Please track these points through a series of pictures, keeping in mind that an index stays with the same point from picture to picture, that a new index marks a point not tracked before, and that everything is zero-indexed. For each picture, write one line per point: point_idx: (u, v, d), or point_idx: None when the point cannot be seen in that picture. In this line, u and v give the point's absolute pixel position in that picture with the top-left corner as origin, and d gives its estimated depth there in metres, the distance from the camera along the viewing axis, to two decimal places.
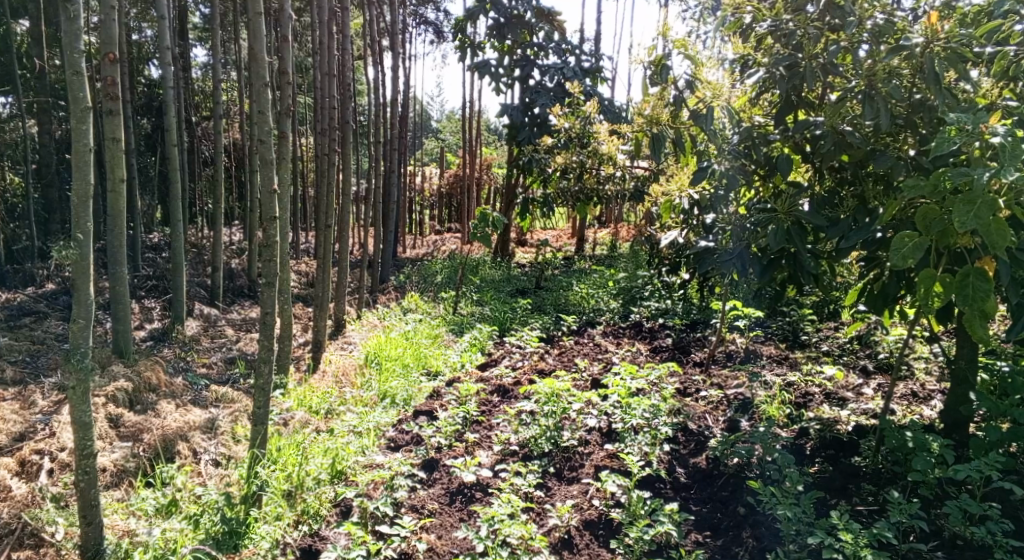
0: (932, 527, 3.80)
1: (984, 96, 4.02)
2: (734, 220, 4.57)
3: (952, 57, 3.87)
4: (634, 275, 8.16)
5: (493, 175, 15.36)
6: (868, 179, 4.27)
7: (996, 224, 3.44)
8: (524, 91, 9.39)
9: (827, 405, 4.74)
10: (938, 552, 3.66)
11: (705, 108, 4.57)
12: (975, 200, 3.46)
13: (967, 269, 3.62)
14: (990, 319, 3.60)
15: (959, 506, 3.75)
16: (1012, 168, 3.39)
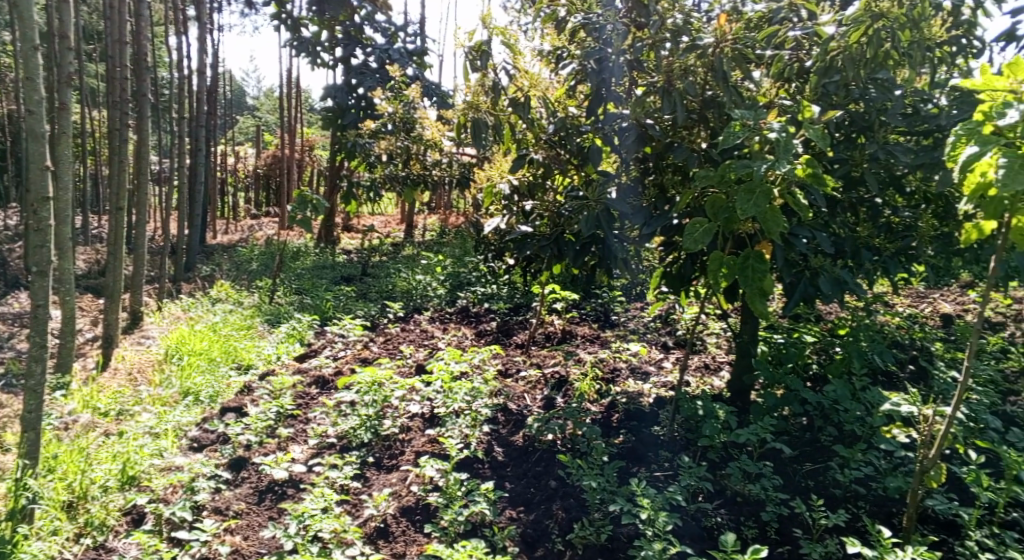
0: (716, 487, 4.13)
1: (765, 94, 4.39)
2: (551, 206, 4.79)
3: (738, 57, 4.17)
4: (463, 261, 8.06)
5: (317, 156, 14.61)
6: (668, 170, 4.47)
7: (771, 212, 3.81)
8: (346, 71, 9.02)
9: (632, 379, 5.05)
10: (720, 509, 3.98)
11: (523, 98, 4.72)
12: (753, 190, 3.80)
13: (748, 252, 3.99)
14: (768, 296, 3.99)
15: (740, 466, 4.09)
16: (785, 160, 3.71)
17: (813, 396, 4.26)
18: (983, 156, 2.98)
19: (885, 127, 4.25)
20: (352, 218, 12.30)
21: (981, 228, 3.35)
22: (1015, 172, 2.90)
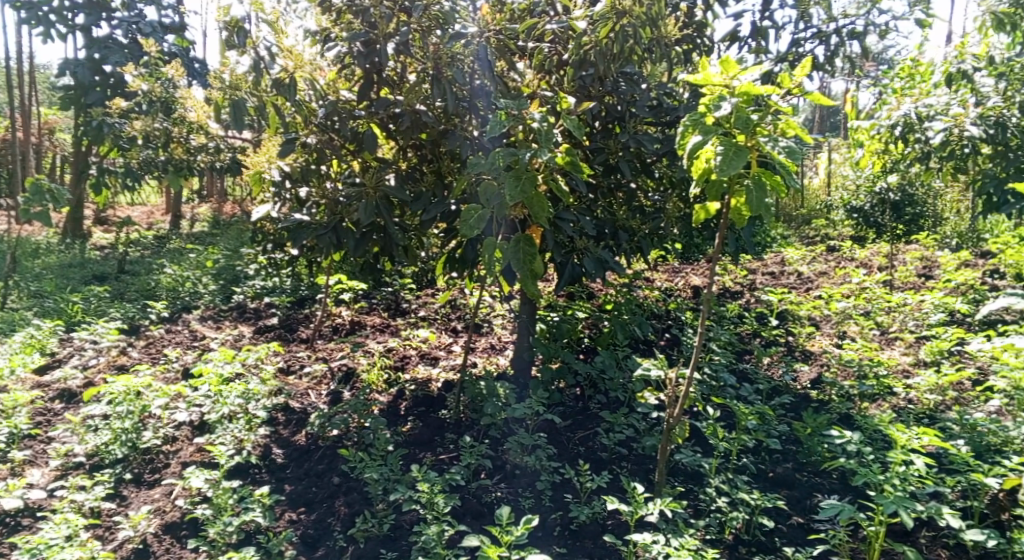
0: (495, 463, 3.33)
1: (528, 86, 3.92)
2: (327, 192, 4.11)
3: (502, 47, 3.86)
4: (237, 253, 7.33)
5: (58, 138, 12.77)
6: (444, 156, 4.09)
7: (537, 197, 3.43)
8: (88, 43, 7.68)
9: (423, 365, 4.42)
10: (500, 484, 3.21)
11: (287, 80, 3.89)
12: (519, 175, 3.41)
13: (517, 235, 3.68)
14: (540, 278, 3.72)
15: (509, 422, 3.68)
16: (548, 148, 3.39)
17: (583, 367, 3.91)
18: (706, 146, 2.75)
19: (635, 118, 4.01)
20: (107, 209, 10.87)
21: (706, 211, 3.08)
22: (731, 159, 2.67)
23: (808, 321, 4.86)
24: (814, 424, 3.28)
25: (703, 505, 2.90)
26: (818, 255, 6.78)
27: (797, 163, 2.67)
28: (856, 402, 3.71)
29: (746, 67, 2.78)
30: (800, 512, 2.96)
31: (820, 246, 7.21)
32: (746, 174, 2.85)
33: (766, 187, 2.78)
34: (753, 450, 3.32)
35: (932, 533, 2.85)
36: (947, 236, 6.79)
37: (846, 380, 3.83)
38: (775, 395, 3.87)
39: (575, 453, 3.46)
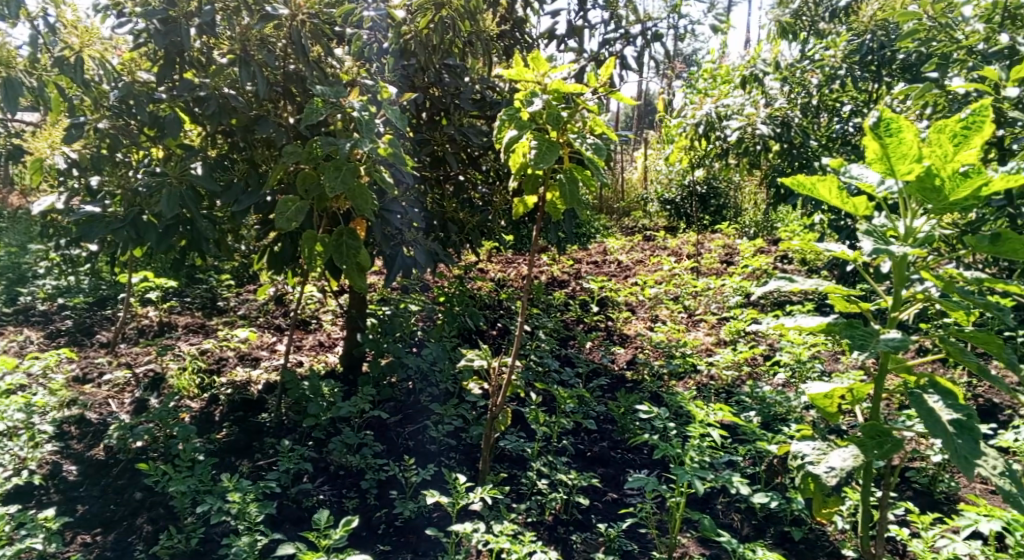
0: (317, 464, 3.22)
1: (347, 73, 3.61)
2: (123, 182, 3.57)
3: (317, 32, 3.45)
4: (24, 250, 6.61)
5: None
6: (259, 144, 3.62)
7: (360, 188, 3.18)
8: None
9: (241, 367, 4.13)
10: (323, 488, 3.10)
11: (70, 57, 3.38)
12: (340, 165, 3.14)
13: (341, 228, 3.35)
14: (367, 273, 3.41)
15: (333, 421, 3.55)
16: (370, 139, 3.12)
17: (413, 361, 3.62)
18: (522, 140, 2.76)
19: (460, 110, 4.00)
20: None
21: (525, 205, 3.12)
22: (544, 153, 2.72)
23: (625, 306, 5.09)
24: (628, 403, 3.43)
25: (524, 489, 2.93)
26: (635, 244, 7.10)
27: (605, 159, 2.75)
28: (665, 381, 3.91)
29: (555, 65, 2.83)
30: (615, 488, 3.05)
31: (637, 235, 7.56)
32: (561, 168, 2.92)
33: (578, 181, 2.87)
34: (572, 432, 3.41)
35: (726, 498, 2.94)
36: (745, 223, 7.35)
37: (656, 361, 4.04)
38: (594, 378, 3.99)
39: (401, 448, 3.38)
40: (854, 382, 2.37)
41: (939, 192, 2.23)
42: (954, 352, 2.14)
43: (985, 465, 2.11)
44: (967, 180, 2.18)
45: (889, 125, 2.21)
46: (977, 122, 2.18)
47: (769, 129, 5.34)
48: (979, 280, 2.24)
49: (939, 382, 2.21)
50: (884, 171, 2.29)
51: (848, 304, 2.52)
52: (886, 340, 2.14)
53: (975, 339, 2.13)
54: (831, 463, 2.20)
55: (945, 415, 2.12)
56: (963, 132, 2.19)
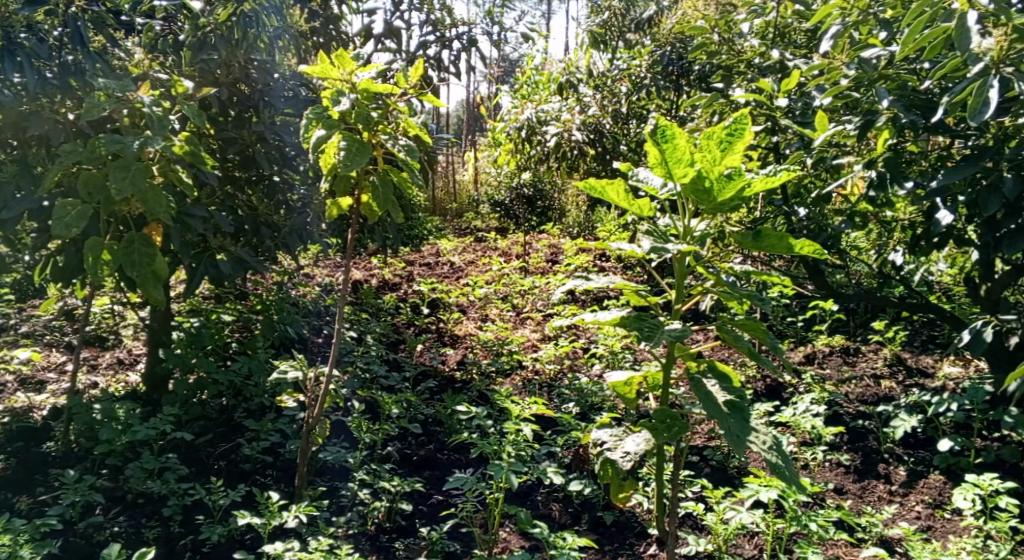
0: (110, 494, 2.97)
1: (136, 66, 3.38)
2: None
3: (99, 20, 3.17)
4: None
5: None
6: (31, 145, 3.29)
7: (152, 190, 2.96)
8: None
9: (24, 393, 3.75)
10: (118, 519, 2.86)
11: None
12: (129, 165, 2.91)
13: (132, 234, 3.09)
14: (163, 283, 3.18)
15: (135, 445, 3.29)
16: (162, 136, 2.92)
17: (222, 375, 3.41)
18: (331, 140, 2.64)
19: (271, 109, 3.77)
20: None
21: (338, 207, 2.99)
22: (355, 155, 2.61)
23: (456, 307, 5.06)
24: (452, 403, 3.43)
25: (343, 501, 2.84)
26: (466, 245, 7.12)
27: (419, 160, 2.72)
28: (493, 379, 3.92)
29: (362, 64, 2.76)
30: (439, 490, 3.02)
31: (468, 237, 7.56)
32: (375, 170, 2.85)
33: (393, 182, 2.82)
34: (398, 437, 3.35)
35: (548, 489, 2.98)
36: (570, 225, 7.53)
37: (485, 359, 4.05)
38: (422, 380, 3.94)
39: (211, 469, 3.19)
40: (648, 371, 2.42)
41: (708, 193, 2.29)
42: (727, 340, 2.31)
43: (757, 442, 2.17)
44: (732, 182, 2.25)
45: (664, 131, 2.25)
46: (739, 129, 2.25)
47: (583, 135, 5.63)
48: (746, 274, 2.33)
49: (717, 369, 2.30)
50: (662, 173, 2.34)
51: (637, 296, 2.59)
52: (669, 331, 2.23)
53: (743, 326, 2.30)
54: (626, 448, 2.23)
55: (720, 397, 2.21)
56: (728, 138, 2.26)
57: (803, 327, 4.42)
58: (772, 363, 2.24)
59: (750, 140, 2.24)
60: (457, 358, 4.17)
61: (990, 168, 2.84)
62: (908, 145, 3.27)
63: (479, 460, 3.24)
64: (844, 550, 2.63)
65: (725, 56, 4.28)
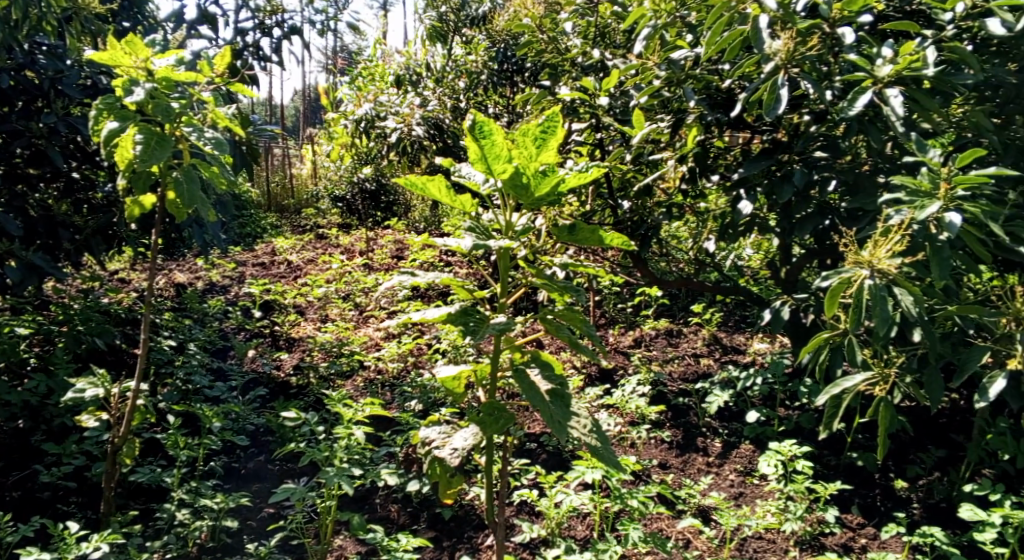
0: None
1: None
2: None
3: None
4: None
5: None
6: None
7: None
8: None
9: None
10: None
11: None
12: None
13: None
14: None
15: None
16: None
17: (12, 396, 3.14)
18: (125, 133, 2.50)
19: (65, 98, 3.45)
20: None
21: (140, 206, 2.78)
22: (153, 150, 2.47)
23: (292, 308, 4.88)
24: (282, 410, 3.32)
25: (158, 524, 2.69)
26: (305, 243, 6.89)
27: (227, 153, 2.58)
28: (330, 383, 3.80)
29: (159, 52, 2.65)
30: (267, 502, 2.95)
31: (307, 233, 7.31)
32: (179, 165, 2.68)
33: (199, 177, 2.64)
34: (224, 451, 3.23)
35: (385, 490, 2.95)
36: (413, 218, 7.45)
37: (322, 363, 3.92)
38: (250, 389, 3.78)
39: (3, 501, 2.94)
40: (477, 363, 2.27)
41: (527, 188, 2.25)
42: (552, 331, 2.30)
43: (578, 426, 2.13)
44: (547, 178, 2.22)
45: (482, 127, 2.16)
46: (553, 126, 2.21)
47: (425, 129, 5.34)
48: (567, 266, 2.37)
49: (540, 356, 2.21)
50: (481, 169, 2.27)
51: (466, 289, 2.37)
52: (493, 324, 2.13)
53: (563, 318, 2.29)
54: (454, 444, 2.16)
55: (543, 386, 2.12)
56: (542, 135, 2.21)
57: (633, 312, 4.62)
58: (592, 349, 2.23)
59: (564, 137, 2.21)
60: (292, 363, 4.05)
61: (783, 160, 3.08)
62: (715, 140, 3.48)
63: (311, 465, 3.19)
64: (665, 522, 2.71)
65: (550, 54, 4.24)
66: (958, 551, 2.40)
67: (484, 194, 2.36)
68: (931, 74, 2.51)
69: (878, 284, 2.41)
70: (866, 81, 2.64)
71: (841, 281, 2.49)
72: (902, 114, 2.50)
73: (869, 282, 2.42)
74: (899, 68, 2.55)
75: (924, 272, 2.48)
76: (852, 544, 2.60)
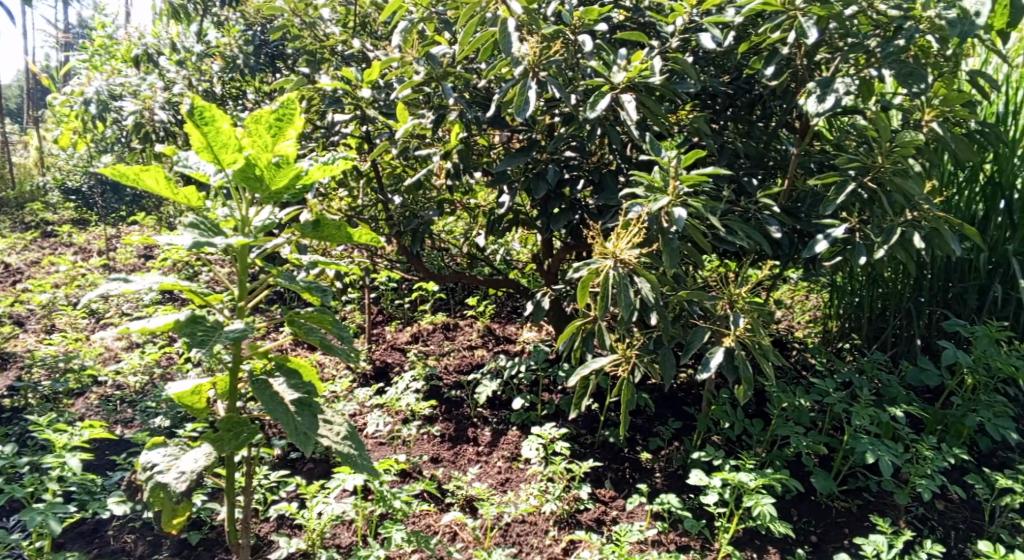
0: None
1: None
2: None
3: None
4: None
5: None
6: None
7: None
8: None
9: None
10: None
11: None
12: None
13: None
14: None
15: None
16: None
17: None
18: None
19: None
20: None
21: None
22: None
23: (9, 318, 4.27)
24: None
25: None
26: (33, 243, 6.04)
27: None
28: (57, 401, 3.34)
29: None
30: None
31: (33, 230, 6.40)
32: None
33: None
34: None
35: (117, 520, 2.62)
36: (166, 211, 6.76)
37: (44, 380, 3.44)
38: None
39: None
40: (216, 375, 2.16)
41: (260, 181, 2.10)
42: (299, 333, 2.17)
43: (329, 432, 2.12)
44: (282, 170, 2.09)
45: (203, 114, 2.01)
46: (288, 115, 2.08)
47: (169, 115, 4.58)
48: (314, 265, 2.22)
49: (284, 363, 2.13)
50: (208, 159, 2.11)
51: (199, 295, 2.15)
52: (228, 333, 1.99)
53: (311, 319, 2.16)
54: (181, 468, 2.04)
55: (288, 395, 2.04)
56: (276, 124, 2.07)
57: (411, 308, 4.55)
58: (340, 349, 2.19)
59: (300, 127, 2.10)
60: (12, 382, 3.55)
61: (537, 158, 3.17)
62: (479, 138, 3.30)
63: (15, 502, 2.81)
64: (432, 518, 2.75)
65: (307, 40, 3.68)
66: (689, 515, 2.64)
67: (214, 186, 2.14)
68: (658, 82, 2.67)
69: (621, 273, 2.56)
70: (603, 86, 2.76)
71: (590, 272, 2.62)
72: (634, 118, 2.63)
73: (614, 271, 2.56)
74: (632, 74, 2.69)
75: (659, 262, 2.68)
76: (604, 517, 2.78)
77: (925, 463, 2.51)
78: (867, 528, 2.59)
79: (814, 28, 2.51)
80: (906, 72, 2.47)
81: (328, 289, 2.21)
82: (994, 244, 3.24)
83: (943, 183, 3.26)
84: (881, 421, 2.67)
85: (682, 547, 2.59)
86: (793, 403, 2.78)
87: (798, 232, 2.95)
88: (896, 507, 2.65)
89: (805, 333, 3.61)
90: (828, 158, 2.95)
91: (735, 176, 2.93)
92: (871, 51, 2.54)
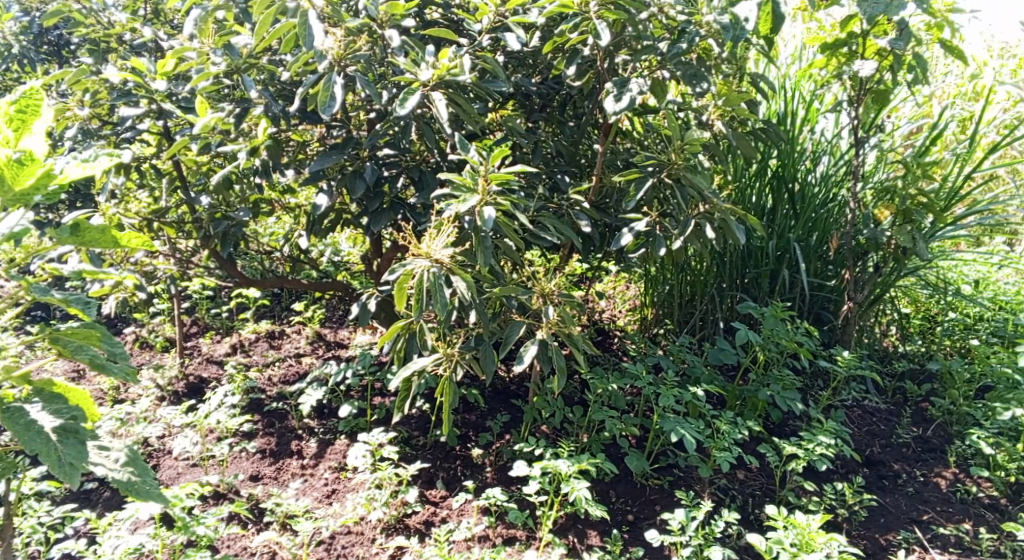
0: None
1: None
2: None
3: None
4: None
5: None
6: None
7: None
8: None
9: None
10: None
11: None
12: None
13: None
14: None
15: None
16: None
17: None
18: None
19: None
20: None
21: None
22: None
23: None
24: None
25: None
26: None
27: None
28: None
29: None
30: None
31: None
32: None
33: None
34: None
35: None
36: None
37: None
38: None
39: None
40: None
41: (2, 182, 1.87)
42: (64, 353, 1.98)
43: (105, 460, 1.97)
44: (25, 168, 1.86)
45: None
46: (33, 107, 1.95)
47: None
48: (77, 273, 2.05)
49: (46, 389, 1.95)
50: None
51: None
52: None
53: (77, 336, 1.98)
54: None
55: (47, 423, 1.86)
56: (19, 117, 1.95)
57: (229, 317, 4.31)
58: (113, 366, 2.06)
59: (46, 118, 1.96)
60: None
61: (355, 155, 3.06)
62: (291, 134, 3.20)
63: None
64: (247, 540, 2.67)
65: (92, 28, 3.42)
66: (513, 506, 2.68)
67: None
68: (467, 79, 2.63)
69: (437, 273, 2.53)
70: (413, 83, 2.69)
71: (405, 272, 2.57)
72: (445, 117, 2.60)
73: (430, 271, 2.53)
74: (440, 73, 2.65)
75: (474, 259, 2.68)
76: (432, 518, 2.76)
77: (723, 437, 2.69)
78: (676, 502, 2.74)
79: (609, 30, 2.60)
80: (690, 73, 2.70)
81: (90, 300, 2.05)
82: (780, 232, 3.53)
83: (735, 177, 3.51)
84: (685, 400, 2.83)
85: (508, 539, 2.63)
86: (608, 389, 2.90)
87: (607, 226, 3.09)
88: (701, 480, 2.82)
89: (624, 322, 3.78)
90: (632, 156, 3.10)
91: (547, 173, 3.01)
92: (661, 53, 2.70)
